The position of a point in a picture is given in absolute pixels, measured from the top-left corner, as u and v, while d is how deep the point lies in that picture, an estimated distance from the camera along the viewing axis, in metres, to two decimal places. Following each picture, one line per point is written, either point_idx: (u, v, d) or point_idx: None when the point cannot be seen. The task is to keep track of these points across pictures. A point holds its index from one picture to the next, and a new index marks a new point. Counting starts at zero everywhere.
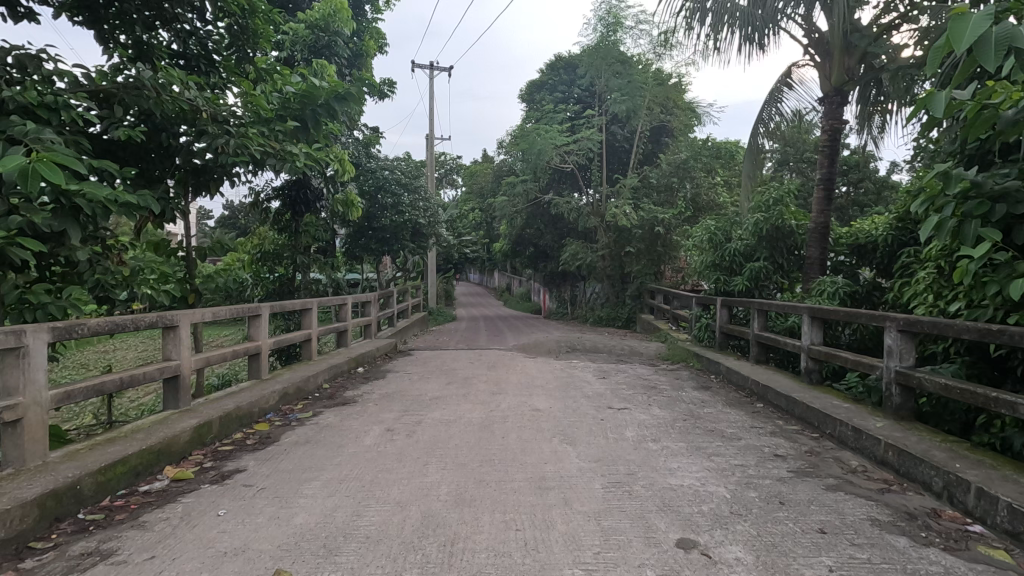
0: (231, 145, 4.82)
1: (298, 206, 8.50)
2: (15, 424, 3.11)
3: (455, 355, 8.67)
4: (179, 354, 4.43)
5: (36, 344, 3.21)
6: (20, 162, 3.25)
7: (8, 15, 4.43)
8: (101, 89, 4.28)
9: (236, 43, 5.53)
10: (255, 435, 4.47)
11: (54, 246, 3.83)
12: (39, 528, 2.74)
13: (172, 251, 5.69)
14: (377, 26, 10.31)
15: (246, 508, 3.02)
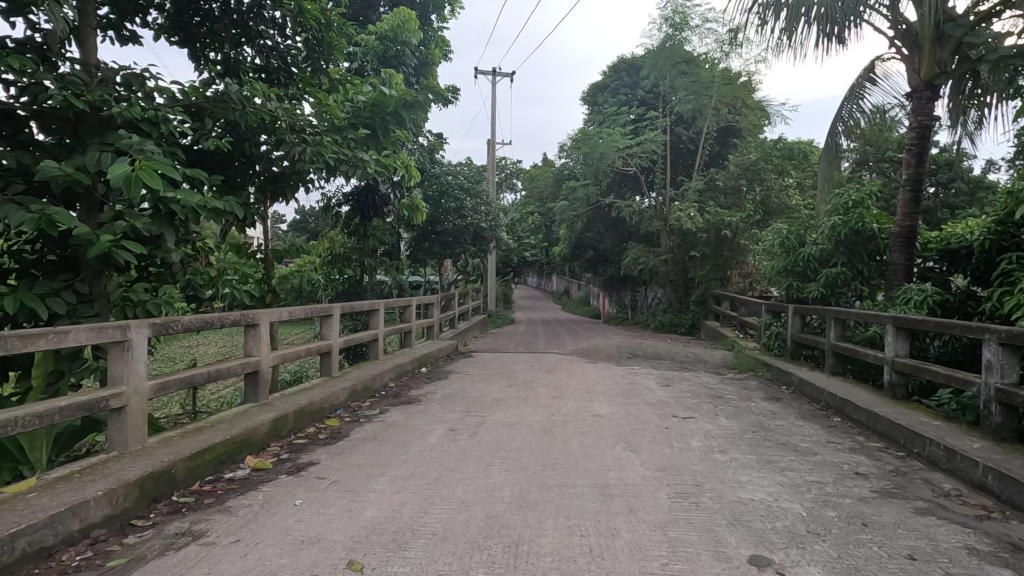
0: (307, 154, 5.10)
1: (366, 211, 8.89)
2: (119, 411, 3.41)
3: (515, 358, 8.72)
4: (259, 351, 4.70)
5: (138, 338, 3.50)
6: (126, 170, 3.56)
7: (115, 38, 4.87)
8: (193, 102, 4.64)
9: (312, 56, 5.80)
10: (326, 430, 4.69)
11: (152, 249, 4.16)
12: (139, 507, 2.99)
13: (253, 254, 6.04)
14: (442, 35, 10.57)
15: (320, 499, 3.16)
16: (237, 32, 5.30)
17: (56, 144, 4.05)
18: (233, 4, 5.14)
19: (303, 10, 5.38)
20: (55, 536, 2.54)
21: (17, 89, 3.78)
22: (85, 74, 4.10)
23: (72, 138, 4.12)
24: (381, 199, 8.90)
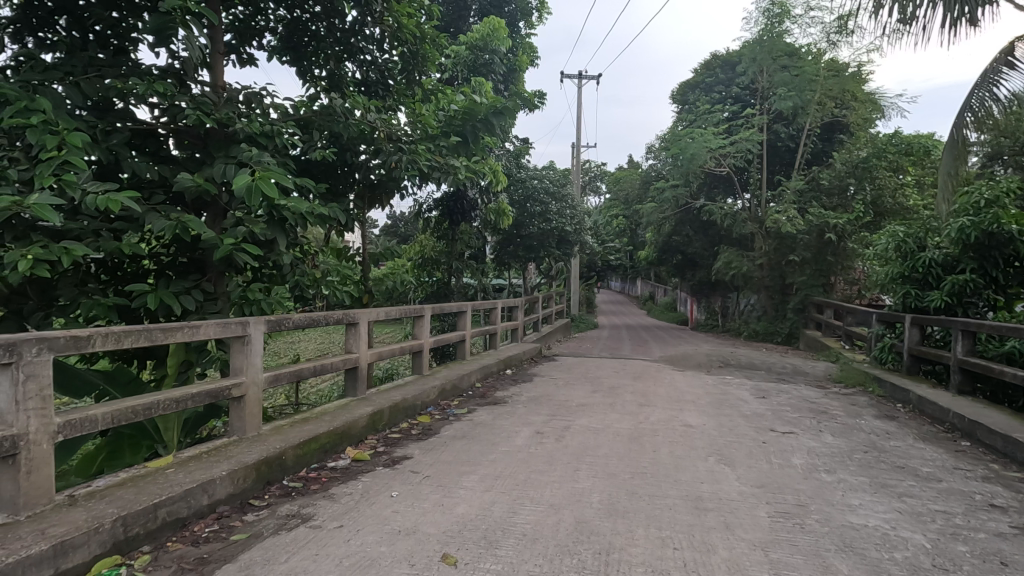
0: (403, 161, 5.33)
1: (455, 216, 9.19)
2: (239, 399, 3.75)
3: (599, 364, 8.61)
4: (358, 348, 5.00)
5: (256, 333, 3.84)
6: (247, 180, 3.92)
7: (235, 61, 5.37)
8: (303, 116, 5.01)
9: (407, 68, 6.05)
10: (418, 426, 4.88)
11: (267, 253, 4.55)
12: (255, 488, 3.27)
13: (352, 257, 6.42)
14: (530, 41, 10.70)
15: (415, 493, 3.30)
16: (340, 48, 5.65)
17: (189, 159, 4.53)
18: (338, 23, 5.49)
19: (401, 24, 5.63)
20: (188, 509, 2.84)
21: (160, 111, 4.27)
22: (213, 95, 4.56)
23: (203, 153, 4.59)
24: (469, 205, 9.13)
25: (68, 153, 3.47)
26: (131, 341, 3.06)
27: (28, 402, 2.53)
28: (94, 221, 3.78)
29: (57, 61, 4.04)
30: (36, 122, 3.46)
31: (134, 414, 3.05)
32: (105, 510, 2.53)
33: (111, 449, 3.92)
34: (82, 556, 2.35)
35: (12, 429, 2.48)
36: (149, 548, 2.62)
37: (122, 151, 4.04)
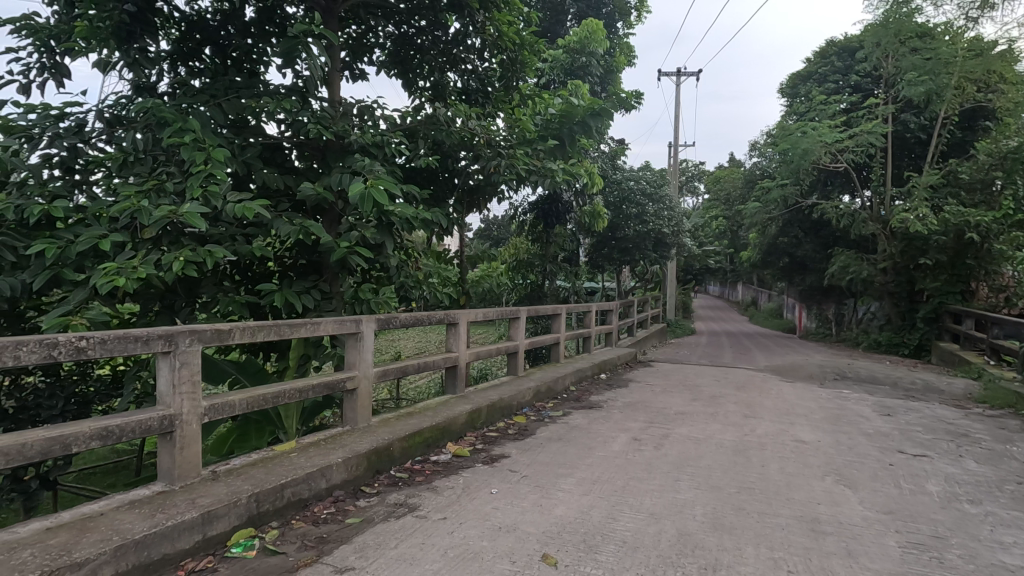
0: (501, 166, 5.43)
1: (549, 219, 9.13)
2: (352, 392, 4.02)
3: (698, 371, 8.25)
4: (458, 347, 5.18)
5: (367, 331, 4.10)
6: (361, 188, 4.19)
7: (349, 77, 5.77)
8: (409, 126, 5.28)
9: (506, 75, 6.11)
10: (514, 426, 4.96)
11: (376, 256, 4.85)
12: (366, 476, 3.49)
13: (451, 260, 6.66)
14: (628, 40, 10.54)
15: (513, 491, 3.35)
16: (444, 59, 5.87)
17: (309, 169, 4.93)
18: (441, 34, 5.72)
19: (501, 32, 5.73)
20: (309, 491, 3.09)
21: (286, 126, 4.69)
22: (331, 109, 4.92)
23: (321, 163, 4.98)
24: (565, 207, 9.03)
25: (212, 167, 3.91)
26: (263, 335, 3.39)
27: (181, 387, 2.89)
28: (232, 227, 4.23)
29: (203, 86, 4.57)
30: (188, 140, 3.93)
31: (264, 401, 3.37)
32: (242, 486, 2.82)
33: (240, 433, 4.35)
34: (223, 526, 2.64)
35: (169, 409, 2.84)
36: (277, 524, 2.88)
37: (255, 164, 4.49)
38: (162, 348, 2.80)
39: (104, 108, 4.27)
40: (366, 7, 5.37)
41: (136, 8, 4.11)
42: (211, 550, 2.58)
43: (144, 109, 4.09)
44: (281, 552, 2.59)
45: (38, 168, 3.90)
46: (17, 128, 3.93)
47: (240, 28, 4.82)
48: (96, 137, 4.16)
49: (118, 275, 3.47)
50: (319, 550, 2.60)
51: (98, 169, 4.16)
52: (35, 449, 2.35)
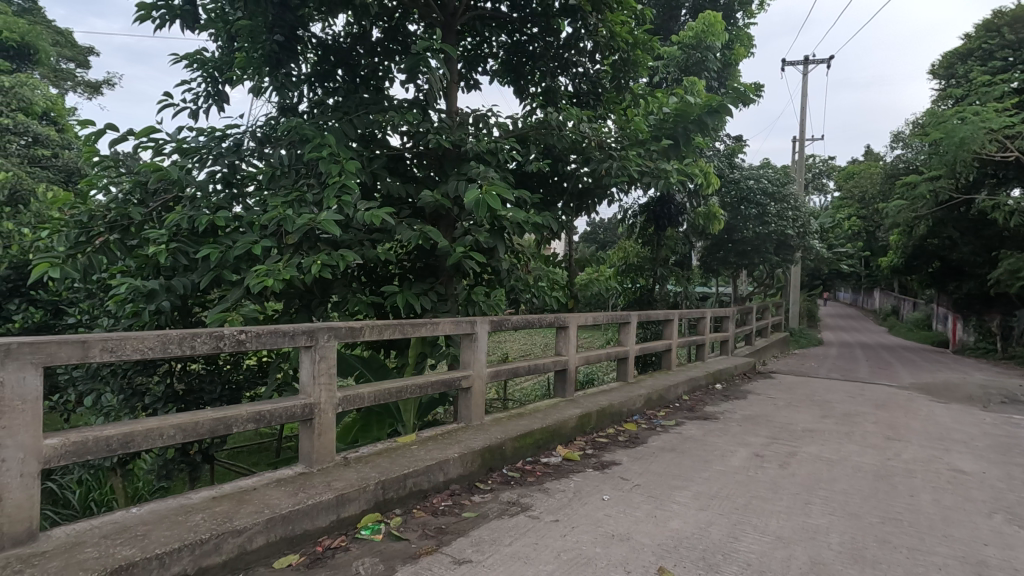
0: (613, 169, 5.28)
1: (661, 221, 8.82)
2: (467, 390, 4.17)
3: (828, 386, 7.53)
4: (568, 351, 5.18)
5: (482, 331, 4.23)
6: (477, 194, 4.29)
7: (464, 88, 6.00)
8: (521, 132, 5.36)
9: (618, 75, 6.09)
10: (625, 433, 4.86)
11: (489, 259, 4.99)
12: (480, 473, 3.60)
13: (559, 264, 6.68)
14: (747, 31, 9.91)
15: (626, 499, 3.28)
16: (556, 64, 5.90)
17: (428, 177, 5.19)
18: (553, 40, 5.76)
19: (615, 33, 5.72)
20: (428, 483, 3.25)
21: (408, 137, 4.98)
22: (449, 120, 5.14)
23: (439, 172, 5.22)
24: (677, 208, 8.68)
25: (345, 178, 4.24)
26: (389, 333, 3.64)
27: (320, 378, 3.17)
28: (360, 232, 4.57)
29: (337, 104, 4.98)
30: (325, 154, 4.31)
31: (388, 394, 3.60)
32: (370, 473, 3.04)
33: (363, 423, 4.68)
34: (354, 509, 2.85)
35: (309, 398, 3.12)
36: (400, 511, 3.06)
37: (381, 173, 4.81)
38: (305, 343, 3.10)
39: (256, 128, 4.82)
40: (481, 19, 5.58)
41: (284, 37, 4.58)
42: (344, 530, 2.80)
43: (289, 128, 4.55)
44: (405, 538, 2.75)
45: (204, 183, 4.48)
46: (190, 148, 4.55)
47: (369, 48, 5.21)
48: (250, 154, 4.70)
49: (267, 277, 3.89)
50: (438, 540, 2.73)
51: (251, 182, 4.69)
52: (205, 427, 2.70)
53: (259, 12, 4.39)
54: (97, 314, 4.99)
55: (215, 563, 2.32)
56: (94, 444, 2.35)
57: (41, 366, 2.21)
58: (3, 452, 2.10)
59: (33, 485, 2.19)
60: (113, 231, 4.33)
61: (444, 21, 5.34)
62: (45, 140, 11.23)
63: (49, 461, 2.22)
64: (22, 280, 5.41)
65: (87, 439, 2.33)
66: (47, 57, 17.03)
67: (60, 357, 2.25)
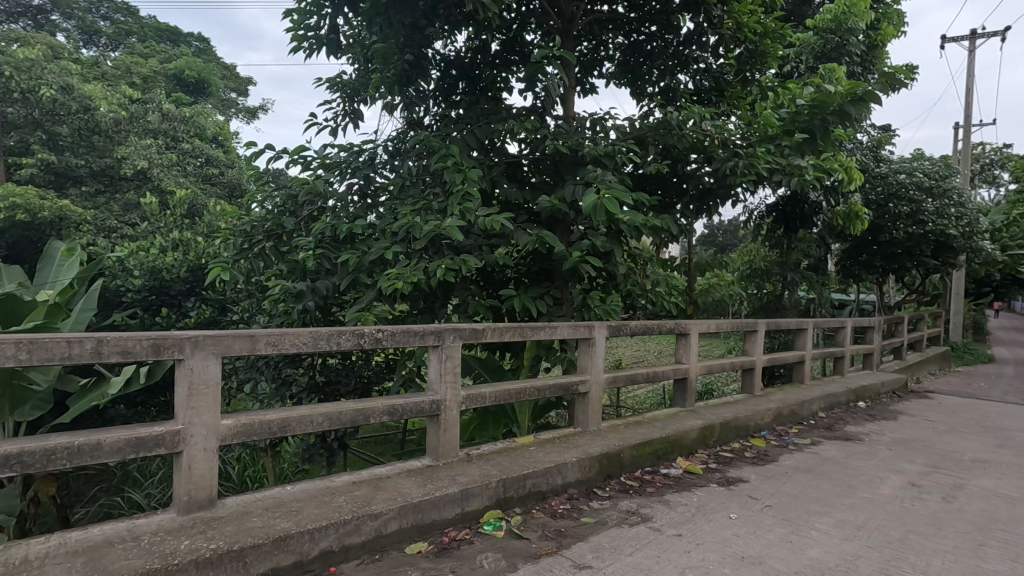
0: (738, 168, 4.92)
1: (792, 222, 8.12)
2: (584, 394, 4.16)
3: (1004, 411, 6.46)
4: (688, 358, 4.96)
5: (599, 336, 4.21)
6: (595, 199, 4.24)
7: (580, 92, 5.99)
8: (639, 133, 5.22)
9: (744, 68, 5.75)
10: (752, 449, 4.54)
11: (605, 263, 4.92)
12: (598, 479, 3.56)
13: (677, 268, 6.42)
14: (897, 7, 8.78)
15: (755, 520, 3.07)
16: (675, 61, 5.67)
17: (544, 183, 5.23)
18: (673, 37, 5.57)
19: (741, 24, 5.40)
20: (547, 485, 3.29)
21: (526, 144, 5.07)
22: (566, 125, 5.16)
23: (555, 177, 5.25)
24: (812, 207, 7.96)
25: (468, 186, 4.43)
26: (510, 336, 3.74)
27: (446, 377, 3.34)
28: (480, 238, 4.73)
29: (460, 116, 5.22)
30: (450, 164, 4.53)
31: (509, 395, 3.70)
32: (492, 471, 3.13)
33: (480, 422, 4.84)
34: (477, 504, 2.97)
35: (437, 395, 3.30)
36: (520, 510, 3.13)
37: (500, 180, 4.94)
38: (433, 343, 3.29)
39: (387, 142, 5.19)
40: (598, 22, 5.54)
41: (413, 56, 4.88)
42: (468, 523, 2.93)
43: (417, 140, 4.85)
44: (525, 537, 2.80)
45: (343, 195, 4.92)
46: (332, 163, 5.02)
47: (488, 60, 5.39)
48: (382, 166, 5.08)
49: (397, 280, 4.17)
50: (558, 543, 2.75)
51: (383, 192, 5.07)
52: (346, 417, 2.96)
53: (392, 35, 4.73)
54: (254, 312, 5.68)
55: (355, 542, 2.53)
56: (259, 427, 2.67)
57: (220, 356, 2.56)
58: (192, 428, 2.47)
59: (213, 458, 2.54)
60: (269, 239, 4.90)
61: (562, 28, 5.37)
62: (215, 160, 12.98)
63: (225, 438, 2.57)
64: (198, 282, 6.32)
65: (254, 421, 2.66)
66: (218, 90, 19.75)
67: (234, 349, 2.59)
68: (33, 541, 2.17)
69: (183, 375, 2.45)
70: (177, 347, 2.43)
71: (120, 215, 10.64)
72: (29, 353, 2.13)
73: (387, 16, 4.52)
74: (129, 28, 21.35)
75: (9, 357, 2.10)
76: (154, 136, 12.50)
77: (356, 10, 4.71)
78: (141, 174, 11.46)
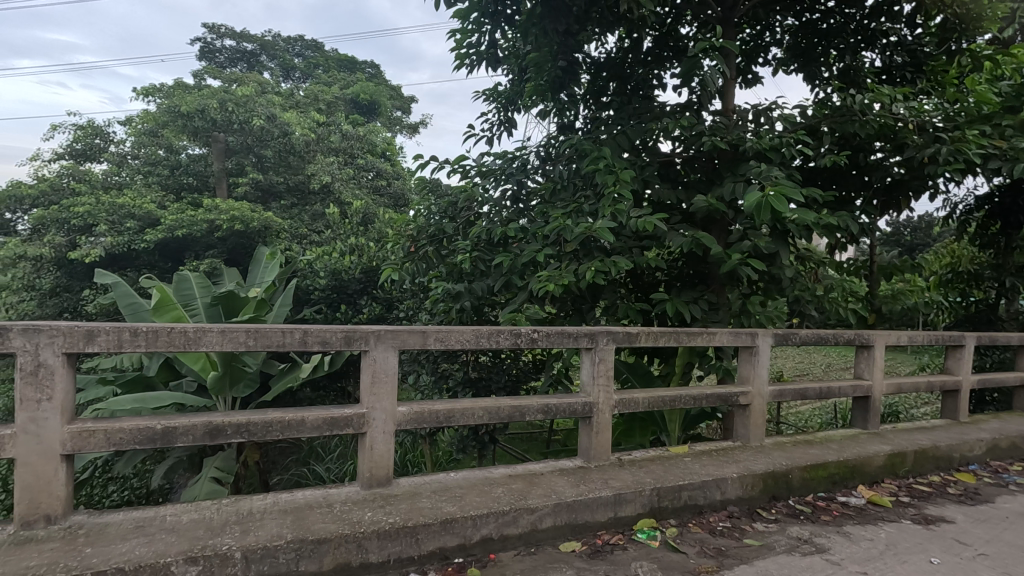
0: (941, 154, 4.16)
1: (1009, 218, 6.56)
2: (745, 406, 3.89)
3: None
4: (872, 375, 4.38)
5: (764, 345, 3.90)
6: (758, 197, 3.88)
7: (742, 83, 5.59)
8: (811, 122, 4.68)
9: (948, 38, 4.93)
10: (957, 485, 3.85)
11: (768, 265, 4.52)
12: (762, 499, 3.30)
13: (855, 272, 5.68)
14: None
15: (966, 569, 2.60)
16: (858, 38, 5.05)
17: (699, 181, 4.97)
18: (856, 11, 4.97)
19: None
20: (704, 499, 3.12)
21: (680, 142, 4.86)
22: (725, 119, 4.83)
23: (712, 175, 4.95)
24: None
25: (619, 188, 4.35)
26: (665, 341, 3.62)
27: (599, 379, 3.34)
28: (631, 239, 4.63)
29: (611, 117, 5.17)
30: (601, 166, 4.48)
31: (663, 402, 3.58)
32: (645, 479, 3.06)
33: (626, 427, 4.73)
34: (631, 510, 2.92)
35: (590, 397, 3.32)
36: (676, 522, 3.01)
37: (652, 181, 4.78)
38: (586, 344, 3.31)
39: (539, 147, 5.33)
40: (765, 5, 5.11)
41: (566, 62, 4.96)
42: (621, 529, 2.89)
43: (568, 144, 4.91)
44: (683, 551, 2.69)
45: (497, 200, 5.16)
46: (488, 170, 5.28)
47: (641, 58, 5.27)
48: (534, 171, 5.24)
49: (549, 282, 4.25)
50: (719, 562, 2.59)
51: (535, 197, 5.21)
52: (504, 412, 3.10)
53: (546, 44, 4.85)
54: (417, 310, 6.19)
55: (513, 533, 2.64)
56: (428, 415, 2.91)
57: (397, 349, 2.83)
58: (374, 412, 2.77)
59: (390, 440, 2.82)
60: (431, 243, 5.29)
61: (722, 16, 5.05)
62: (384, 173, 14.44)
63: (400, 423, 2.84)
64: (369, 282, 7.06)
65: (425, 410, 2.90)
66: (386, 110, 21.98)
67: (409, 343, 2.85)
68: (254, 497, 2.60)
69: (367, 364, 2.76)
70: (364, 339, 2.74)
71: (309, 224, 12.34)
72: (254, 340, 2.55)
73: (542, 25, 4.64)
74: (317, 61, 24.69)
75: (241, 342, 2.54)
76: (336, 154, 14.27)
77: (513, 23, 4.93)
78: (325, 187, 13.19)
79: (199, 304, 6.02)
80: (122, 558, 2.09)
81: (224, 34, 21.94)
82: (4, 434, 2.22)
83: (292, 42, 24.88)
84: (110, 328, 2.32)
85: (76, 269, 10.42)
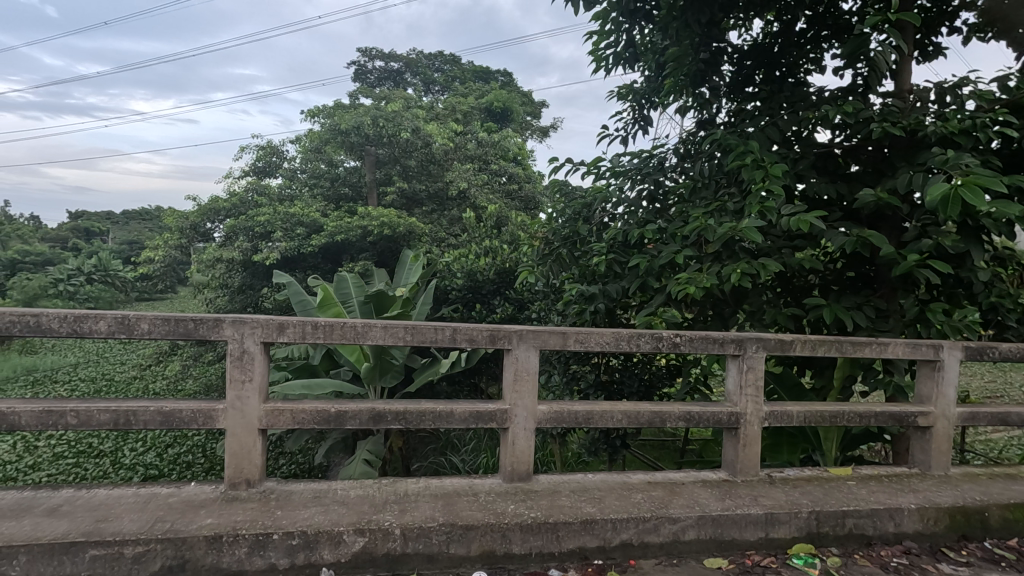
0: None
1: None
2: (925, 429, 3.42)
3: None
4: None
5: (951, 360, 3.38)
6: (944, 189, 3.31)
7: (919, 59, 4.90)
8: (1015, 97, 3.95)
9: None
10: None
11: (955, 268, 3.89)
12: (948, 538, 2.87)
13: None
14: None
15: None
16: None
17: (865, 173, 4.43)
18: None
19: None
20: (874, 530, 2.79)
21: (841, 130, 4.38)
22: (898, 102, 4.27)
23: (881, 165, 4.39)
24: None
25: (770, 183, 4.02)
26: (825, 350, 3.28)
27: (746, 389, 3.13)
28: (781, 239, 4.27)
29: (759, 107, 4.82)
30: (749, 161, 4.17)
31: (822, 418, 3.26)
32: (802, 500, 2.81)
33: (772, 443, 4.33)
34: (785, 532, 2.70)
35: (737, 407, 3.13)
36: (838, 551, 2.72)
37: (807, 175, 4.36)
38: (733, 351, 3.13)
39: (677, 145, 5.13)
40: None
41: (709, 54, 4.72)
42: (773, 551, 2.69)
43: (710, 140, 4.66)
44: None
45: (633, 200, 5.06)
46: (623, 171, 5.20)
47: (793, 40, 4.85)
48: (672, 170, 5.06)
49: (688, 284, 4.06)
50: None
51: (672, 196, 5.02)
52: (643, 417, 3.03)
53: (687, 37, 4.66)
54: (548, 311, 6.30)
55: (655, 541, 2.57)
56: (567, 415, 2.94)
57: (538, 349, 2.91)
58: (516, 409, 2.87)
59: (530, 437, 2.90)
60: (565, 244, 5.34)
61: None
62: (516, 177, 14.99)
63: (541, 421, 2.91)
64: (503, 283, 7.32)
65: (563, 410, 2.94)
66: (518, 116, 22.69)
67: (550, 343, 2.91)
68: (408, 481, 2.83)
69: (510, 362, 2.87)
70: (507, 338, 2.86)
71: (448, 228, 13.20)
72: (411, 335, 2.78)
73: (683, 18, 4.50)
74: (455, 74, 26.24)
75: (400, 337, 2.78)
76: (472, 160, 15.07)
77: (651, 19, 4.82)
78: (462, 193, 14.03)
79: (355, 302, 6.67)
80: (305, 523, 2.39)
81: (375, 55, 24.09)
82: (218, 408, 2.66)
83: (432, 58, 26.74)
84: (297, 321, 2.68)
85: (258, 269, 12.09)
